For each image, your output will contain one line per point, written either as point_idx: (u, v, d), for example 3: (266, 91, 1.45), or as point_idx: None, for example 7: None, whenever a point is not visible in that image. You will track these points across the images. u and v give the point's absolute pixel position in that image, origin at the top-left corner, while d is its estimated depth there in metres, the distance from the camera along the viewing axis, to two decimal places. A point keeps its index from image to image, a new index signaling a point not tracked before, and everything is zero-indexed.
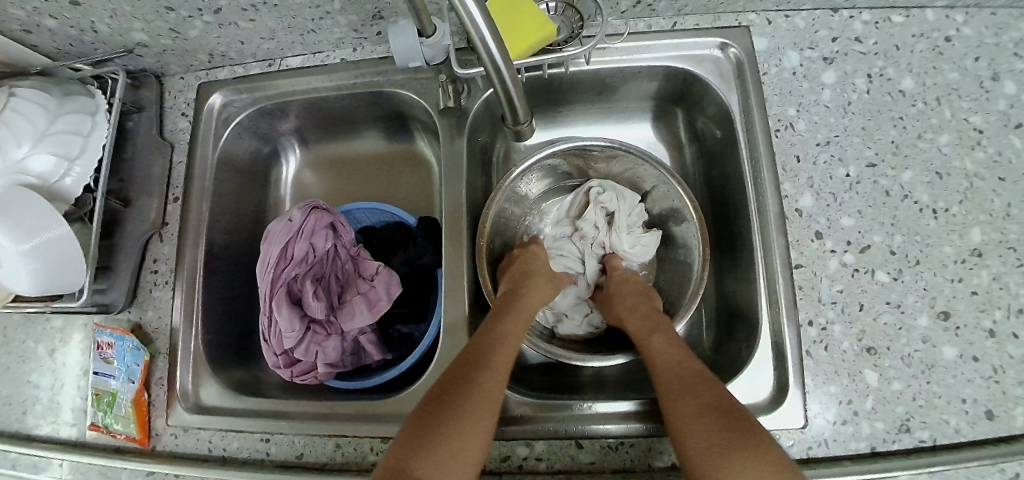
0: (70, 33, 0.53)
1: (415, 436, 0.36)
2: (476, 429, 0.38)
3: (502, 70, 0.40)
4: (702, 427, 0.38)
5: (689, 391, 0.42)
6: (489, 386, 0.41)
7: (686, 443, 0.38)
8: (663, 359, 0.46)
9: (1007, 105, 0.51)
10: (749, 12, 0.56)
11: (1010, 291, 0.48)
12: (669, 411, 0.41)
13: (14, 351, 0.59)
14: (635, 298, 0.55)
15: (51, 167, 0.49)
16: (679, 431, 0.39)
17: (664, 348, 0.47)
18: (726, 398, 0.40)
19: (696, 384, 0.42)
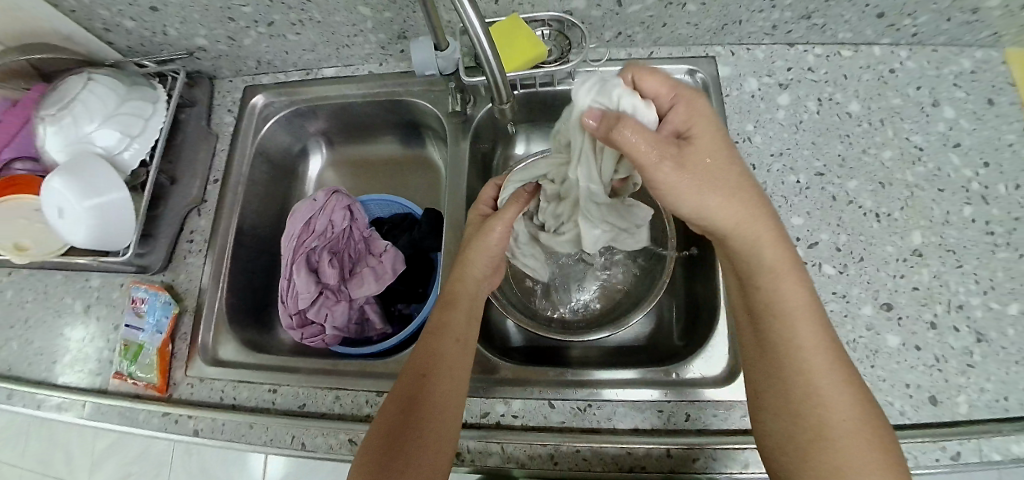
0: (144, 35, 0.64)
1: (384, 440, 0.43)
2: (446, 411, 0.45)
3: (490, 62, 0.50)
4: (841, 404, 0.37)
5: (824, 362, 0.38)
6: (448, 368, 0.46)
7: (831, 415, 0.37)
8: (800, 310, 0.39)
9: (946, 127, 0.58)
10: (715, 45, 0.64)
11: (950, 288, 0.52)
12: (811, 375, 0.38)
13: (50, 307, 0.65)
14: (723, 184, 0.38)
15: (115, 142, 0.58)
16: (820, 401, 0.37)
17: (793, 294, 0.40)
18: (816, 372, 0.38)
19: (835, 355, 0.39)
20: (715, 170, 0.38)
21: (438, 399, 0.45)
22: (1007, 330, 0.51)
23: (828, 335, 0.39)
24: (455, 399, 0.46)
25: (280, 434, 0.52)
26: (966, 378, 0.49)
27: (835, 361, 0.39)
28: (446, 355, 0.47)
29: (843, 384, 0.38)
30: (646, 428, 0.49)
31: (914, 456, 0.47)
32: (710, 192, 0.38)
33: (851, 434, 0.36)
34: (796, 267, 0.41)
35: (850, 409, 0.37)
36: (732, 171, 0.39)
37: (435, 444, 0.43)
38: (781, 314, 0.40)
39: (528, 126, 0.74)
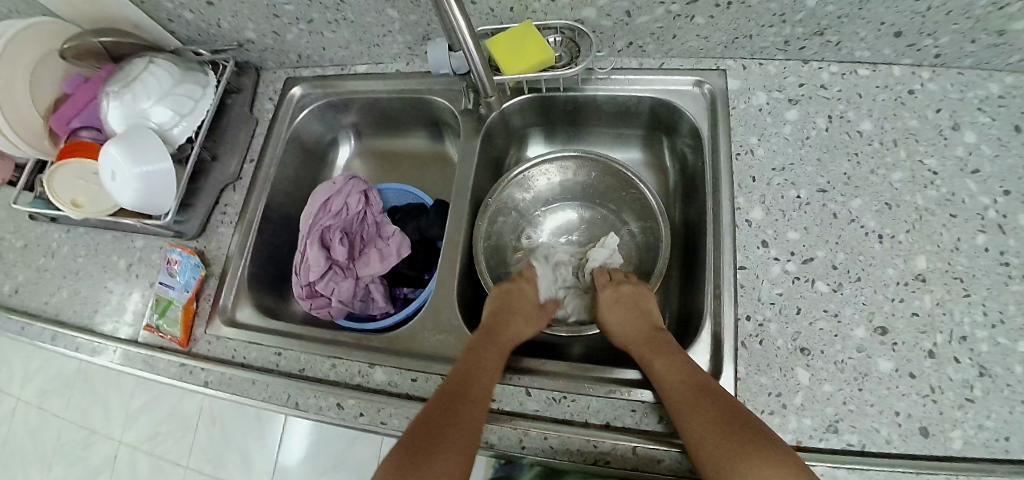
0: (201, 26, 0.71)
1: (409, 444, 0.42)
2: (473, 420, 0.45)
3: (475, 57, 0.58)
4: (719, 435, 0.41)
5: (697, 403, 0.44)
6: (479, 383, 0.48)
7: (707, 445, 0.41)
8: (666, 374, 0.48)
9: (966, 151, 0.56)
10: (727, 59, 0.65)
11: (954, 317, 0.50)
12: (689, 419, 0.43)
13: (100, 262, 0.72)
14: (629, 310, 0.58)
15: (165, 119, 0.65)
16: (698, 440, 0.42)
17: (663, 359, 0.50)
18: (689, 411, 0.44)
19: (705, 396, 0.44)
20: (621, 316, 0.58)
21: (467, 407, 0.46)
22: (1014, 367, 0.48)
23: (694, 382, 0.46)
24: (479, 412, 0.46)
25: (278, 392, 0.57)
26: (963, 412, 0.47)
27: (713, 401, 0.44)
28: (478, 370, 0.50)
29: (706, 421, 0.42)
30: (618, 424, 0.50)
31: None
32: (613, 308, 0.59)
33: (726, 450, 0.40)
34: (671, 345, 0.52)
35: (727, 436, 0.41)
36: (642, 321, 0.57)
37: (454, 460, 0.41)
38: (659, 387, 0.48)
39: (542, 131, 0.76)
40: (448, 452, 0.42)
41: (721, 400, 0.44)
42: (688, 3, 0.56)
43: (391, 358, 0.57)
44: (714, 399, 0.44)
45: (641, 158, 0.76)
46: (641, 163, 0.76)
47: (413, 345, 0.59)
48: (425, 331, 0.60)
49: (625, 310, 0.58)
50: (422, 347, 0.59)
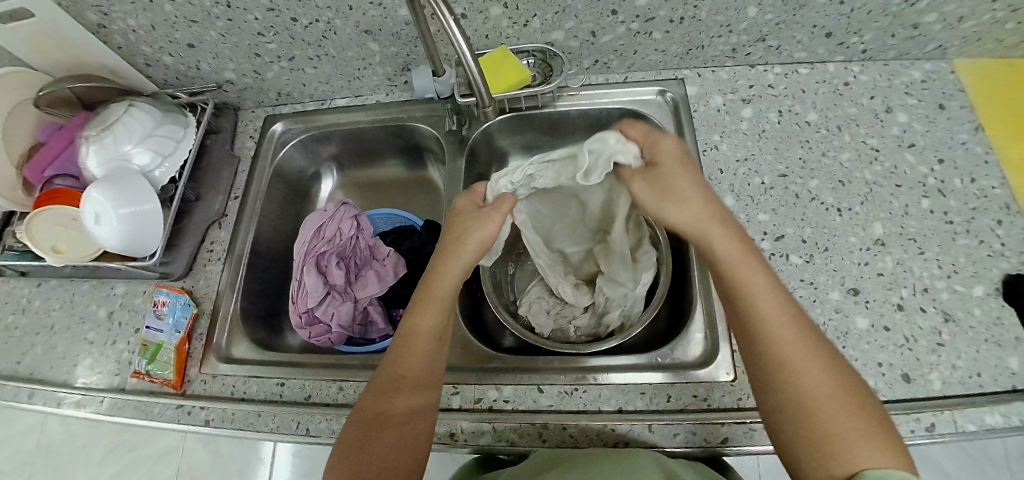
0: (180, 69, 0.73)
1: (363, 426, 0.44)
2: (413, 420, 0.45)
3: (475, 76, 0.59)
4: (828, 389, 0.38)
5: (802, 345, 0.40)
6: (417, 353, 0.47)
7: (824, 398, 0.38)
8: (770, 312, 0.41)
9: (900, 130, 0.64)
10: (683, 69, 0.72)
11: (914, 273, 0.56)
12: (799, 373, 0.39)
13: (78, 313, 0.70)
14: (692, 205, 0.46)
15: (149, 159, 0.65)
16: (816, 399, 0.38)
17: (751, 274, 0.43)
18: (806, 371, 0.39)
19: (808, 341, 0.40)
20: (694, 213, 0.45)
21: (405, 406, 0.45)
22: (973, 310, 0.53)
23: (798, 321, 0.41)
24: (420, 405, 0.46)
25: (286, 421, 0.55)
26: (937, 355, 0.52)
27: (812, 348, 0.40)
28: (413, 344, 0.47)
29: (817, 373, 0.38)
30: (631, 409, 0.52)
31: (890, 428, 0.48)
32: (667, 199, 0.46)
33: (839, 397, 0.38)
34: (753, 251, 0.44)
35: (833, 392, 0.38)
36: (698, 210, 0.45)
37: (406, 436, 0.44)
38: (760, 328, 0.41)
39: (522, 149, 0.80)
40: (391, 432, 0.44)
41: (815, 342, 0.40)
42: (645, 20, 0.62)
43: None
44: (818, 343, 0.40)
45: None
46: None
47: None
48: None
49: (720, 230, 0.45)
50: None
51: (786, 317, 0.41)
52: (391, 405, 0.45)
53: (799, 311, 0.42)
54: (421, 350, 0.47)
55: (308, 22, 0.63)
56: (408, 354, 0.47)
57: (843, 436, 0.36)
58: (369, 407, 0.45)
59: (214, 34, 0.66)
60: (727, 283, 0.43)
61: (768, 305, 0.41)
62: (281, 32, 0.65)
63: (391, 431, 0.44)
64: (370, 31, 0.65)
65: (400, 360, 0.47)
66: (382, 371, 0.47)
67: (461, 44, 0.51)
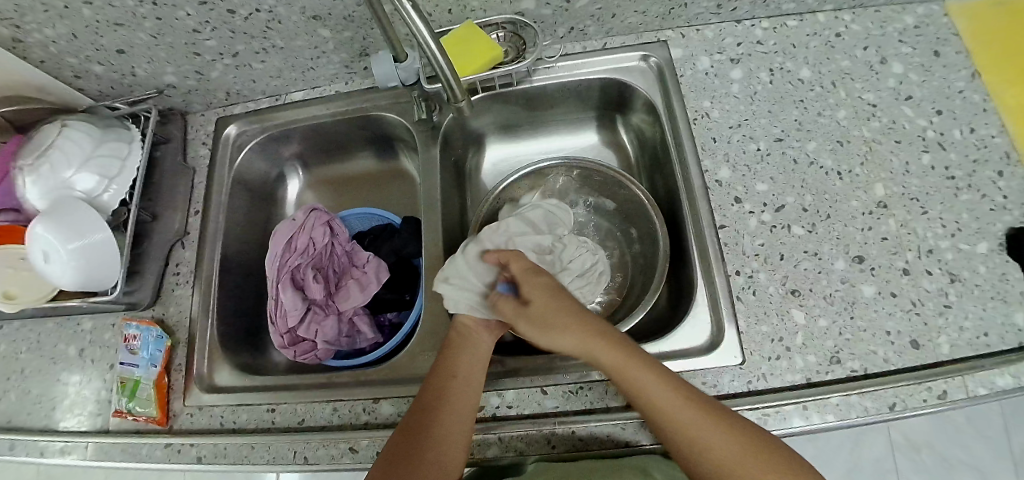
0: (114, 78, 0.65)
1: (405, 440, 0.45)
2: (456, 441, 0.45)
3: (440, 60, 0.51)
4: (732, 447, 0.40)
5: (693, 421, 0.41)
6: (464, 367, 0.49)
7: (718, 463, 0.40)
8: (650, 393, 0.43)
9: (896, 82, 0.60)
10: (666, 30, 0.67)
11: (918, 234, 0.54)
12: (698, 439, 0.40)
13: (47, 354, 0.65)
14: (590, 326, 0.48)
15: (93, 184, 0.59)
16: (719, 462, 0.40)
17: (638, 379, 0.43)
18: (706, 441, 0.40)
19: (698, 419, 0.41)
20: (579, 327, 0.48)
21: (449, 425, 0.45)
22: (979, 268, 0.52)
23: (676, 393, 0.42)
24: (462, 426, 0.46)
25: (282, 451, 0.53)
26: (944, 318, 0.50)
27: (705, 423, 0.41)
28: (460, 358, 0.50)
29: (711, 447, 0.40)
30: None
31: (903, 399, 0.47)
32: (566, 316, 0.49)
33: (738, 462, 0.39)
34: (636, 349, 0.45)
35: (739, 453, 0.39)
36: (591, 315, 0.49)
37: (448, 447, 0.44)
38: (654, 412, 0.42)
39: (498, 128, 0.75)
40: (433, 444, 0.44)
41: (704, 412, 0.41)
42: None
43: (392, 387, 0.55)
44: (706, 409, 0.41)
45: (599, 141, 0.76)
46: (602, 145, 0.76)
47: (415, 370, 0.56)
48: (424, 354, 0.57)
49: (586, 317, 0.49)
50: (424, 370, 0.56)
51: (679, 398, 0.42)
52: (433, 419, 0.45)
53: (680, 384, 0.43)
54: (465, 375, 0.49)
55: (247, 13, 0.56)
56: (453, 377, 0.48)
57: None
58: (409, 429, 0.46)
59: (144, 36, 0.58)
60: (625, 380, 0.44)
61: (649, 380, 0.43)
62: (219, 27, 0.58)
63: (433, 442, 0.44)
64: (319, 16, 0.58)
65: (444, 384, 0.48)
66: (424, 395, 0.48)
67: (426, 35, 0.46)
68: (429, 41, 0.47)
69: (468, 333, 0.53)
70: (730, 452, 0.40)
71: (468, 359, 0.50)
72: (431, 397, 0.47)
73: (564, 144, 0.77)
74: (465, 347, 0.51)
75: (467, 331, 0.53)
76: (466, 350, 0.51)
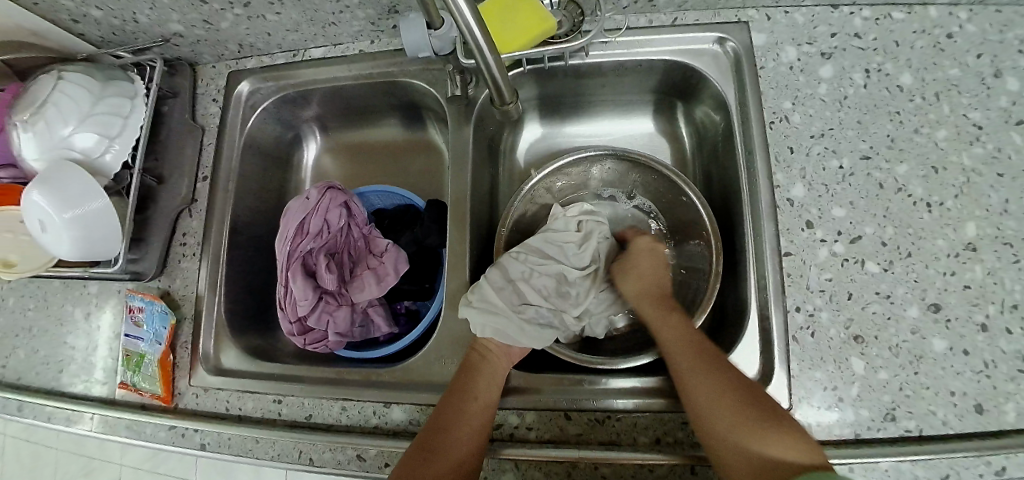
0: (114, 23, 0.58)
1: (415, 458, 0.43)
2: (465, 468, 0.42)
3: (479, 41, 0.43)
4: (726, 402, 0.41)
5: (735, 395, 0.42)
6: (481, 388, 0.47)
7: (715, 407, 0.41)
8: (697, 374, 0.44)
9: (1010, 101, 0.51)
10: (747, 9, 0.57)
11: (1006, 286, 0.47)
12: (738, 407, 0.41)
13: (53, 315, 0.63)
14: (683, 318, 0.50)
15: (93, 143, 0.53)
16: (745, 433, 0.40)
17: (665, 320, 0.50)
18: (705, 383, 0.43)
19: (745, 401, 0.41)
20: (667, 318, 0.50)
21: (459, 449, 0.43)
22: None
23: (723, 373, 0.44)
24: (472, 452, 0.43)
25: (288, 448, 0.51)
26: (1018, 385, 0.45)
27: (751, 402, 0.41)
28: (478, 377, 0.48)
29: (732, 418, 0.41)
30: (670, 440, 0.47)
31: (958, 471, 0.43)
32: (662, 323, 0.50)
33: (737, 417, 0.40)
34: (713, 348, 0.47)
35: (740, 405, 0.41)
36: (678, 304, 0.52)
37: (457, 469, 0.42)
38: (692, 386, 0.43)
39: (539, 104, 0.68)
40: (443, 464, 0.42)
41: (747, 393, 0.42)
42: None
43: (405, 392, 0.52)
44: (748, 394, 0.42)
45: (650, 129, 0.69)
46: (654, 135, 0.69)
47: (430, 375, 0.53)
48: (439, 358, 0.54)
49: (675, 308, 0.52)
50: (439, 376, 0.53)
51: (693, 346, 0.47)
52: (444, 440, 0.44)
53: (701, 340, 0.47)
54: (481, 396, 0.46)
55: None
56: (468, 398, 0.46)
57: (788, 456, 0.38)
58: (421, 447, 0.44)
59: None
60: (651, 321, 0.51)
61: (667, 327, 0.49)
62: None
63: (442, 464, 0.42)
64: None
65: (460, 404, 0.46)
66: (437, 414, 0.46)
67: (472, 20, 0.40)
68: (467, 17, 0.39)
69: (489, 352, 0.50)
70: (724, 403, 0.41)
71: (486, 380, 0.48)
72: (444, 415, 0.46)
73: (609, 132, 0.70)
74: (484, 366, 0.49)
75: (486, 352, 0.50)
76: (484, 369, 0.48)
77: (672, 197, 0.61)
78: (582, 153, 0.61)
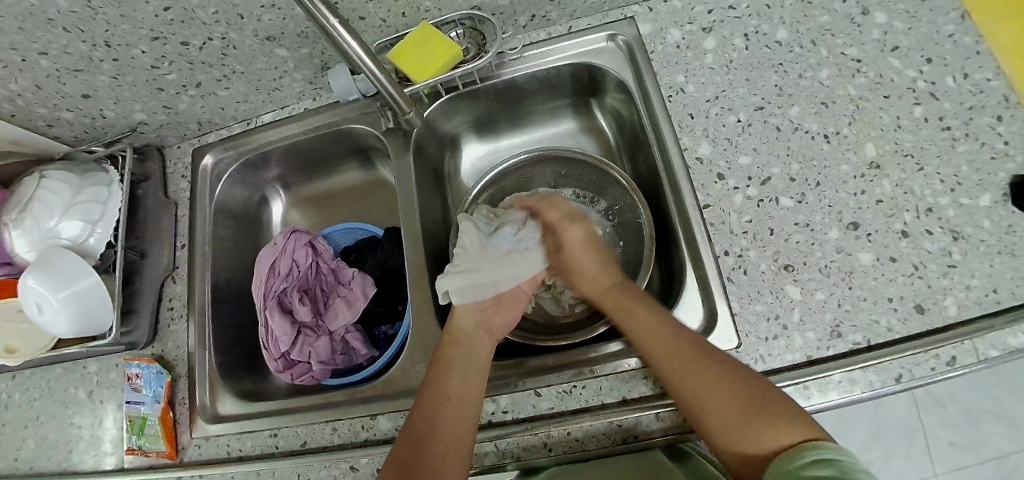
0: (85, 122, 0.66)
1: (413, 436, 0.46)
2: (452, 450, 0.44)
3: (364, 57, 0.50)
4: (714, 393, 0.42)
5: (690, 361, 0.44)
6: (455, 361, 0.51)
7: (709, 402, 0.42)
8: (660, 343, 0.47)
9: (881, 33, 0.57)
10: (631, 5, 0.64)
11: (916, 193, 0.50)
12: (694, 397, 0.43)
13: (58, 399, 0.67)
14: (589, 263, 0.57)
15: (78, 230, 0.59)
16: (695, 396, 0.43)
17: (635, 316, 0.50)
18: (668, 354, 0.45)
19: (700, 361, 0.44)
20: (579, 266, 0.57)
21: (446, 444, 0.44)
22: (983, 222, 0.48)
23: (688, 345, 0.45)
24: (463, 434, 0.46)
25: (288, 474, 0.54)
26: (950, 279, 0.47)
27: (725, 382, 0.42)
28: (453, 356, 0.51)
29: (726, 410, 0.41)
30: (635, 397, 0.49)
31: (909, 369, 0.45)
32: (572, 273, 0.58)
33: (724, 411, 0.41)
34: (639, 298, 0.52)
35: (725, 396, 0.41)
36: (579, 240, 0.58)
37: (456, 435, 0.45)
38: (653, 357, 0.47)
39: (474, 127, 0.73)
40: (438, 434, 0.45)
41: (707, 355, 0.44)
42: None
43: (389, 402, 0.55)
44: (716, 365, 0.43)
45: (576, 127, 0.74)
46: (581, 132, 0.74)
47: (409, 383, 0.56)
48: (416, 365, 0.57)
49: (583, 251, 0.57)
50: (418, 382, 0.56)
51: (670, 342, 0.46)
52: (438, 412, 0.47)
53: (679, 333, 0.47)
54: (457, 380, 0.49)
55: (200, 43, 0.56)
56: (444, 393, 0.48)
57: (752, 429, 0.39)
58: (402, 458, 0.44)
59: (104, 78, 0.59)
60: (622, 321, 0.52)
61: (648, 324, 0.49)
62: (175, 60, 0.58)
63: (436, 436, 0.45)
64: (273, 36, 0.57)
65: (439, 383, 0.49)
66: (412, 419, 0.47)
67: (357, 48, 0.48)
68: (343, 34, 0.46)
69: (459, 341, 0.53)
70: (713, 391, 0.42)
71: (463, 355, 0.52)
72: (432, 388, 0.49)
73: (542, 136, 0.75)
74: (457, 356, 0.51)
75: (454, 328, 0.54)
76: (456, 360, 0.51)
77: (608, 180, 0.66)
78: (518, 159, 0.67)
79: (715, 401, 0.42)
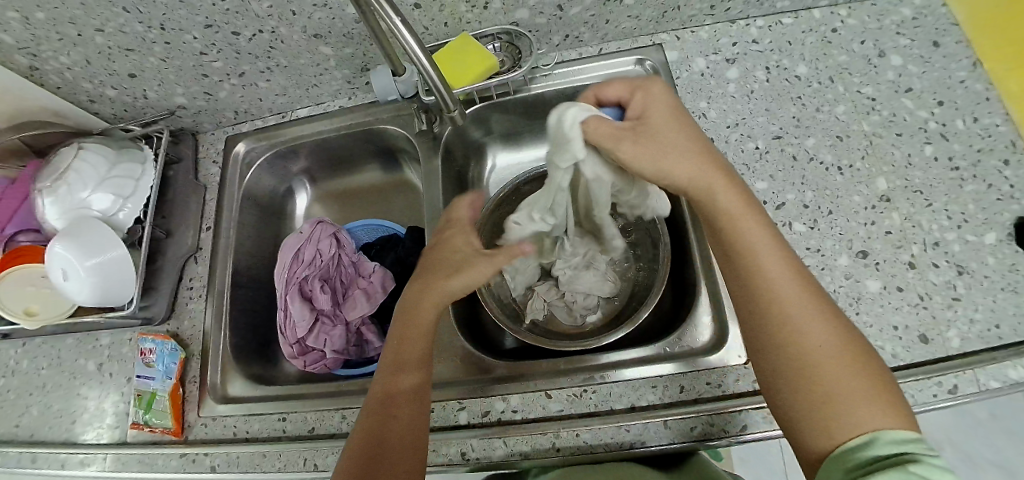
0: (127, 101, 0.68)
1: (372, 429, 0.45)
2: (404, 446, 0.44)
3: (421, 58, 0.51)
4: (831, 348, 0.38)
5: (810, 309, 0.39)
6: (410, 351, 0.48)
7: (821, 358, 0.37)
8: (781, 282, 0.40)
9: (895, 75, 0.60)
10: (660, 33, 0.67)
11: (924, 227, 0.53)
12: (805, 347, 0.38)
13: (66, 369, 0.67)
14: (686, 151, 0.44)
15: (109, 204, 0.61)
16: (813, 347, 0.38)
17: (756, 240, 0.42)
18: (787, 295, 0.40)
19: (821, 312, 0.39)
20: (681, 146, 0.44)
21: (398, 439, 0.44)
22: (987, 259, 0.50)
23: (810, 293, 0.40)
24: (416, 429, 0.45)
25: (293, 458, 0.54)
26: (954, 311, 0.49)
27: (840, 338, 0.38)
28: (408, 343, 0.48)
29: (835, 371, 0.37)
30: (644, 405, 0.50)
31: (912, 395, 0.46)
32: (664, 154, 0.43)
33: (834, 366, 0.37)
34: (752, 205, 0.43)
35: (839, 353, 0.37)
36: (685, 136, 0.44)
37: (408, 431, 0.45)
38: (775, 297, 0.40)
39: (500, 137, 0.76)
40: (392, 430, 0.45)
41: (819, 305, 0.40)
42: None
43: None
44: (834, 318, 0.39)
45: None
46: None
47: None
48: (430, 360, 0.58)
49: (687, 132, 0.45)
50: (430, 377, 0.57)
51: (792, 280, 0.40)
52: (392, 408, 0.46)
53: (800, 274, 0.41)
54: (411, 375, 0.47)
55: (251, 34, 0.59)
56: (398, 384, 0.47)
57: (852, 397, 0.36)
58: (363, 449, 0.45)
59: (153, 60, 0.61)
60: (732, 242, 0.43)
61: (772, 263, 0.41)
62: (224, 49, 0.61)
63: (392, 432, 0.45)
64: (320, 34, 0.60)
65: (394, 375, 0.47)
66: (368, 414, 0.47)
67: (416, 50, 0.49)
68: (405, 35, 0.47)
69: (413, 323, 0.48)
70: (828, 347, 0.38)
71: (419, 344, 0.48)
72: (389, 378, 0.48)
73: None
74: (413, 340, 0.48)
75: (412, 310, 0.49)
76: (413, 348, 0.48)
77: None
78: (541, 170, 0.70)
79: (826, 355, 0.37)
